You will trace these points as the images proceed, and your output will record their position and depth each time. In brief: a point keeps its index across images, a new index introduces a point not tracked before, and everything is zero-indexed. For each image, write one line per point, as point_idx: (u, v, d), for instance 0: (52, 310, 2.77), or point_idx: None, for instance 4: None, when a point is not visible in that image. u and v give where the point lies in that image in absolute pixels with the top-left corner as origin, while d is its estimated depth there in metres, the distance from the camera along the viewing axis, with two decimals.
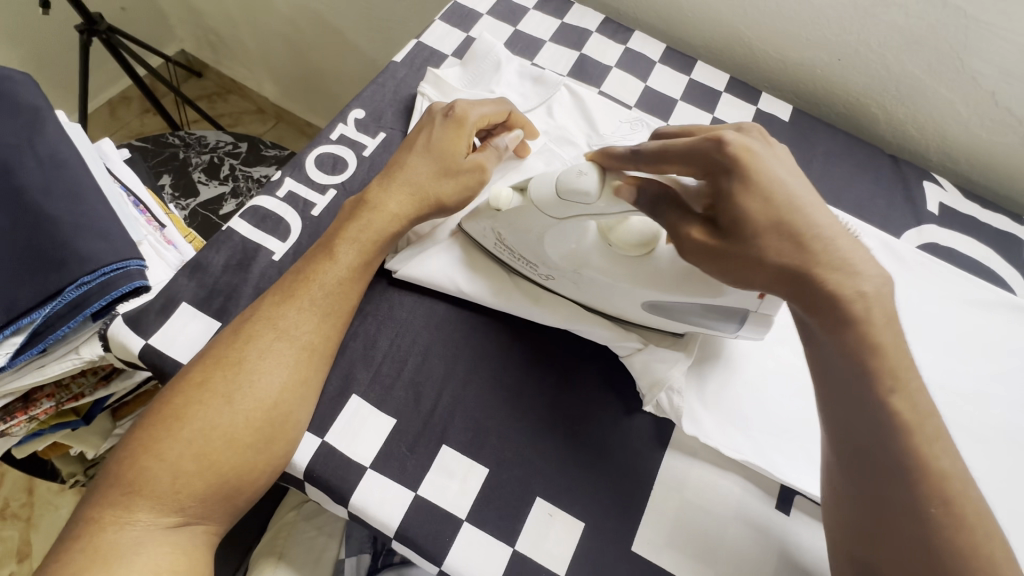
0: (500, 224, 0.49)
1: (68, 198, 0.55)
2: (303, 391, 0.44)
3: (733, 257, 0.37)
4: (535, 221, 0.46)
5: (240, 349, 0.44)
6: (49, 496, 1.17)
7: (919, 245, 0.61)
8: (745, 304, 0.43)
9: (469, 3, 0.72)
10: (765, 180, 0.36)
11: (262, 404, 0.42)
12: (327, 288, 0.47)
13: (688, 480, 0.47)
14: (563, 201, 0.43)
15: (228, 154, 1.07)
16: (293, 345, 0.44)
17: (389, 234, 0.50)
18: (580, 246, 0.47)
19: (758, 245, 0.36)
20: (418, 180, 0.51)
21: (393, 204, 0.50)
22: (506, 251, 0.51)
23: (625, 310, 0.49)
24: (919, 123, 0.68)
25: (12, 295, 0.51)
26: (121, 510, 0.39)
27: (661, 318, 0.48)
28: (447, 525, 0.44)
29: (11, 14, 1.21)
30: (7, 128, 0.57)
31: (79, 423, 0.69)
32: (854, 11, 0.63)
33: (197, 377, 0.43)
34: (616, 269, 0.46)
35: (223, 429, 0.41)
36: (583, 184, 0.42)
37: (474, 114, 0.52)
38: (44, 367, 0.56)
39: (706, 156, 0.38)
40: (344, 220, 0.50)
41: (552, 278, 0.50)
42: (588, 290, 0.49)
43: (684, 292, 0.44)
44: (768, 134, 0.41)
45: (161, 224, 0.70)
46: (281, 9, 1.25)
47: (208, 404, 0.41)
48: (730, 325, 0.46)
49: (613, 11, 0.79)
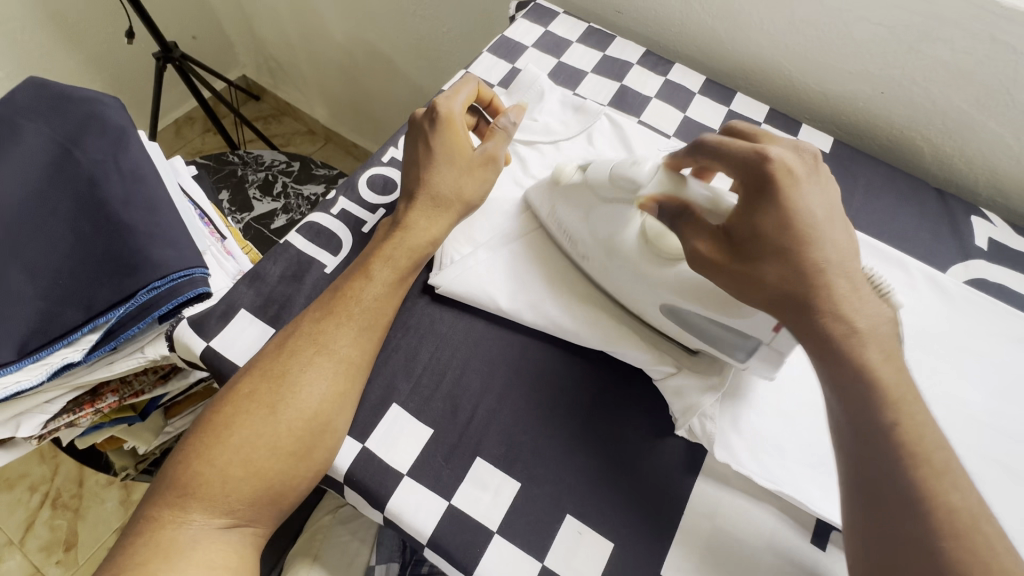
0: (557, 196, 0.55)
1: (146, 210, 0.60)
2: (342, 401, 0.46)
3: (734, 273, 0.41)
4: (584, 195, 0.53)
5: (285, 362, 0.46)
6: (97, 489, 1.24)
7: (966, 280, 0.60)
8: (757, 334, 0.44)
9: (516, 36, 0.75)
10: (789, 211, 0.39)
11: (305, 414, 0.45)
12: (364, 304, 0.49)
13: (719, 508, 0.47)
14: (613, 185, 0.50)
15: (282, 172, 1.15)
16: (334, 358, 0.47)
17: (420, 251, 0.53)
18: (619, 233, 0.51)
19: (761, 268, 0.40)
20: (442, 187, 0.53)
21: (429, 225, 0.53)
22: (560, 232, 0.56)
23: (645, 313, 0.51)
24: (968, 157, 0.67)
25: (91, 296, 0.56)
26: (177, 510, 0.42)
27: (679, 328, 0.49)
28: (479, 536, 0.45)
29: (98, 41, 1.33)
30: (97, 145, 0.63)
31: (135, 420, 0.74)
32: (897, 47, 0.63)
33: (245, 388, 0.46)
34: (646, 262, 0.49)
35: (269, 437, 0.44)
36: (633, 174, 0.48)
37: (455, 107, 0.55)
38: (113, 364, 0.60)
39: (751, 170, 0.41)
40: (381, 241, 0.53)
41: (586, 258, 0.54)
42: (618, 279, 0.52)
43: (697, 301, 0.46)
44: (822, 161, 0.43)
45: (222, 236, 0.75)
46: (337, 37, 1.34)
47: (255, 414, 0.44)
48: (737, 351, 0.46)
49: (654, 44, 0.81)
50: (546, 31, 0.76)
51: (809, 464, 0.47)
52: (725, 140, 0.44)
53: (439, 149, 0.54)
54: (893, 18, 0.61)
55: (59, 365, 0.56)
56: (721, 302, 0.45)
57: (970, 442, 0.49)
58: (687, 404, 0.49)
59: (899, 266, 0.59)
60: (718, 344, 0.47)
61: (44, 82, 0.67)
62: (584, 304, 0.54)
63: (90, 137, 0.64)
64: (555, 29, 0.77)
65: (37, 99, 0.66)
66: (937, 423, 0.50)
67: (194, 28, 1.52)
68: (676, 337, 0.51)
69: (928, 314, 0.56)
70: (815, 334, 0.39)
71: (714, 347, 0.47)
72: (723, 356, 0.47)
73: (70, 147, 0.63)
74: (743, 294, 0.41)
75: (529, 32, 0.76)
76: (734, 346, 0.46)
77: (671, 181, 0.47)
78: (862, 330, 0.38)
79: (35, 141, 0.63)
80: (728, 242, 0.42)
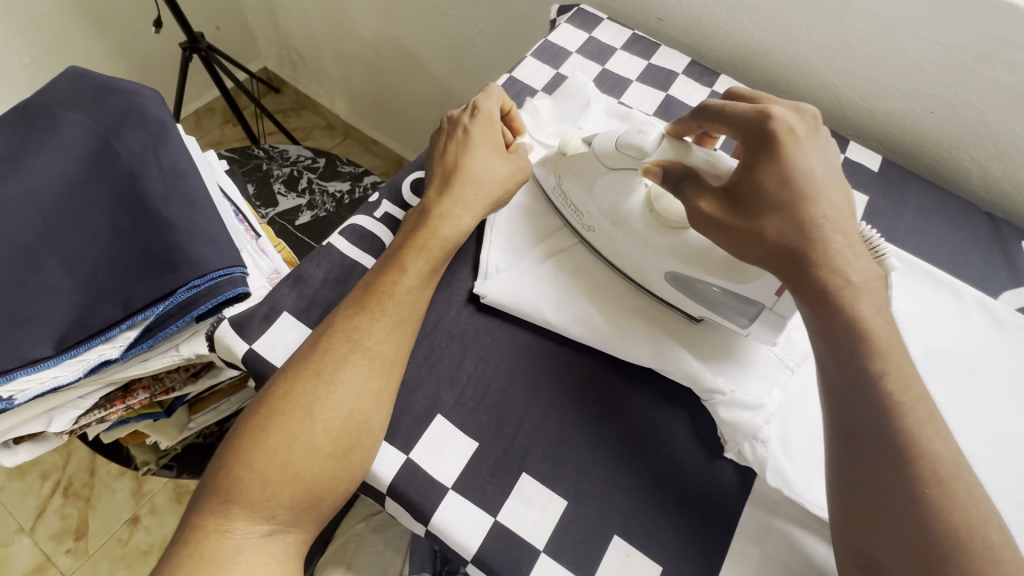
0: (562, 166, 0.56)
1: (185, 206, 0.59)
2: (379, 400, 0.45)
3: (740, 229, 0.43)
4: (590, 167, 0.54)
5: (319, 360, 0.45)
6: (108, 479, 1.23)
7: (1018, 308, 0.59)
8: (761, 299, 0.46)
9: (560, 41, 0.74)
10: (790, 166, 0.42)
11: (340, 414, 0.43)
12: (398, 297, 0.48)
13: (769, 536, 0.46)
14: (620, 152, 0.51)
15: (307, 168, 1.14)
16: (369, 356, 0.45)
17: (452, 241, 0.52)
18: (622, 203, 0.53)
19: (762, 220, 0.42)
20: (483, 176, 0.53)
21: (465, 216, 0.52)
22: (565, 205, 0.56)
23: (648, 278, 0.52)
24: (1018, 181, 0.66)
25: (130, 293, 0.55)
26: (220, 517, 0.41)
27: (680, 294, 0.51)
28: (525, 554, 0.44)
29: (123, 29, 1.33)
30: (137, 138, 0.62)
31: (161, 415, 0.73)
32: (951, 67, 0.62)
33: (280, 387, 0.45)
34: (651, 231, 0.52)
35: (306, 439, 0.42)
36: (640, 141, 0.49)
37: (492, 103, 0.58)
38: (147, 361, 0.60)
39: (752, 128, 0.44)
40: (414, 230, 0.51)
41: (592, 230, 0.55)
42: (622, 250, 0.53)
43: (704, 269, 0.48)
44: (821, 122, 0.46)
45: (256, 233, 0.74)
46: (364, 34, 1.33)
47: (291, 415, 0.43)
48: (740, 319, 0.48)
49: (697, 54, 0.80)
50: (590, 37, 0.75)
51: None
52: (727, 103, 0.47)
53: (479, 135, 0.55)
54: (950, 38, 0.60)
55: (95, 362, 0.55)
56: (725, 265, 0.47)
57: None
58: (739, 427, 0.47)
59: (949, 291, 0.58)
60: (719, 310, 0.49)
61: (84, 72, 0.67)
62: (632, 317, 0.53)
63: (129, 129, 0.63)
64: (599, 35, 0.76)
65: (77, 90, 0.65)
66: (994, 456, 0.49)
67: (218, 19, 1.51)
68: (677, 304, 0.52)
69: (982, 342, 0.55)
70: (811, 290, 0.41)
71: (716, 313, 0.49)
72: (723, 321, 0.49)
73: (109, 139, 0.62)
74: (747, 250, 0.43)
75: (573, 37, 0.75)
76: (735, 311, 0.48)
77: (677, 148, 0.49)
78: (856, 283, 0.41)
79: (74, 132, 0.62)
80: (733, 198, 0.44)
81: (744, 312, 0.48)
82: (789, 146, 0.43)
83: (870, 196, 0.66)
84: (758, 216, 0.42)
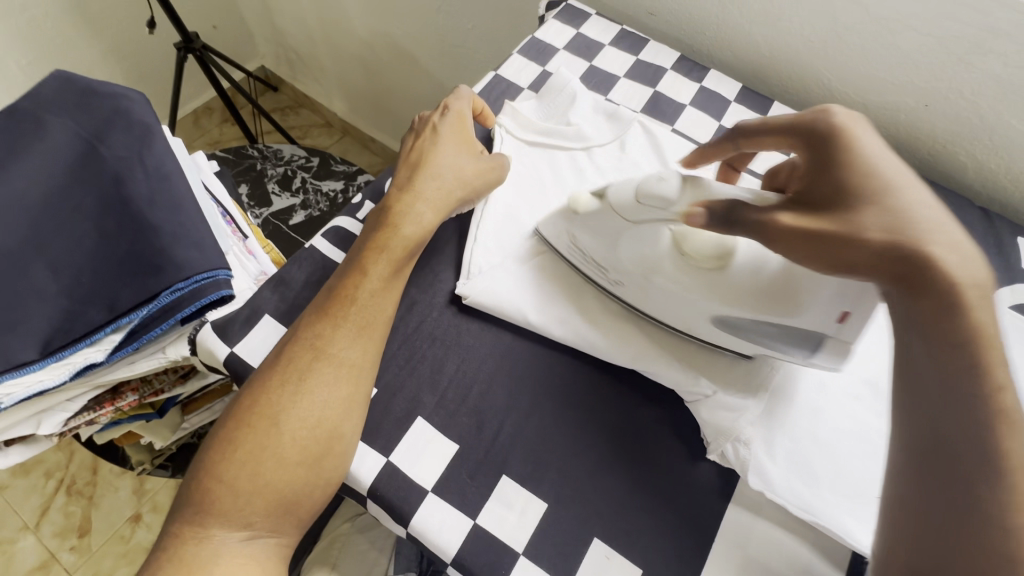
0: (576, 225, 0.50)
1: (171, 209, 0.59)
2: (348, 407, 0.45)
3: (835, 236, 0.37)
4: (611, 224, 0.48)
5: (285, 369, 0.45)
6: (110, 477, 1.25)
7: (1011, 305, 0.58)
8: (821, 328, 0.42)
9: (547, 38, 0.73)
10: (864, 156, 0.39)
11: (307, 422, 0.43)
12: (361, 303, 0.48)
13: (751, 538, 0.46)
14: (640, 204, 0.45)
15: (301, 167, 1.14)
16: (335, 363, 0.45)
17: (414, 241, 0.51)
18: (652, 251, 0.47)
19: (857, 216, 0.37)
20: (447, 171, 0.54)
21: (426, 214, 0.52)
22: (577, 255, 0.53)
23: (692, 325, 0.49)
24: (1014, 175, 0.65)
25: (115, 297, 0.55)
26: (196, 526, 0.42)
27: (729, 336, 0.47)
28: (504, 557, 0.44)
29: (120, 30, 1.33)
30: (122, 141, 0.62)
31: (153, 416, 0.74)
32: (946, 58, 0.60)
33: (247, 399, 0.45)
34: (687, 277, 0.46)
35: (274, 449, 0.43)
36: (661, 190, 0.43)
37: (464, 104, 0.59)
38: (134, 364, 0.60)
39: (806, 132, 0.43)
40: (375, 233, 0.51)
41: (620, 284, 0.51)
42: (661, 300, 0.49)
43: (752, 307, 0.44)
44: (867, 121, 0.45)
45: (244, 234, 0.74)
46: (358, 31, 1.32)
47: (258, 425, 0.43)
48: (801, 350, 0.45)
49: (688, 48, 0.79)
50: (578, 33, 0.74)
51: (847, 494, 0.45)
52: (759, 122, 0.48)
53: (447, 133, 0.56)
54: (944, 29, 0.59)
55: (81, 365, 0.56)
56: (778, 300, 0.43)
57: None
58: (721, 429, 0.47)
59: None
60: (774, 344, 0.46)
61: (71, 76, 0.67)
62: (615, 320, 0.52)
63: (115, 132, 0.63)
64: (586, 30, 0.75)
65: (63, 93, 0.65)
66: None
67: (215, 19, 1.51)
68: (728, 345, 0.49)
69: None
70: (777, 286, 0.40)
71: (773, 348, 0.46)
72: (781, 354, 0.46)
73: (95, 143, 0.62)
74: (844, 261, 0.37)
75: (560, 34, 0.74)
76: (795, 344, 0.45)
77: (701, 188, 0.43)
78: (966, 285, 0.34)
79: (61, 136, 0.62)
80: (813, 205, 0.39)
81: (804, 344, 0.44)
82: (850, 136, 0.40)
83: None
84: (855, 212, 0.37)
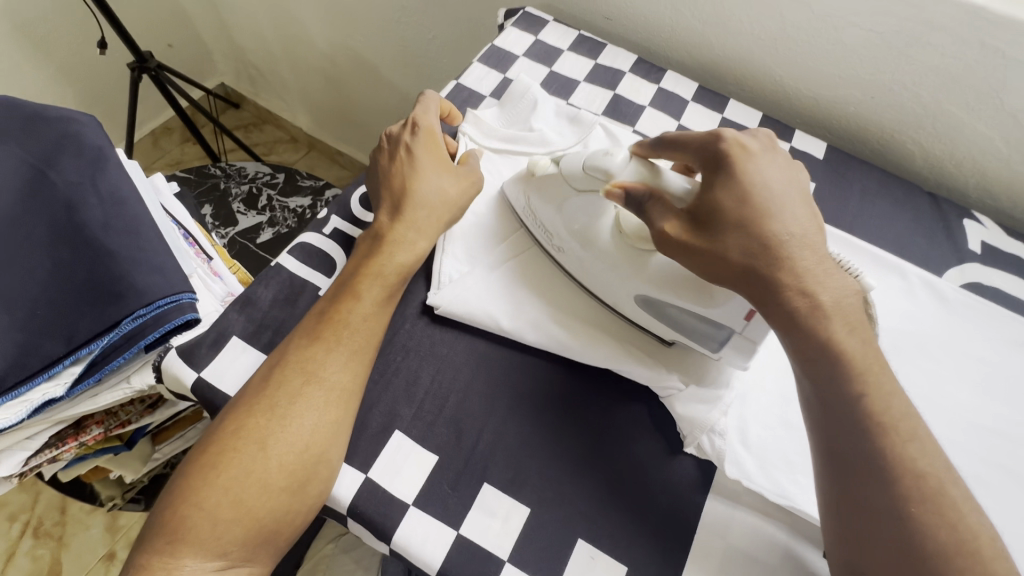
0: (532, 188, 0.55)
1: (128, 234, 0.58)
2: (337, 430, 0.44)
3: (707, 255, 0.42)
4: (558, 188, 0.53)
5: (272, 392, 0.44)
6: (80, 515, 1.20)
7: (961, 284, 0.60)
8: (732, 322, 0.44)
9: (506, 45, 0.74)
10: (747, 183, 0.42)
11: (295, 447, 0.43)
12: (354, 327, 0.47)
13: (732, 528, 0.46)
14: (587, 174, 0.50)
15: (266, 184, 1.12)
16: (325, 386, 0.45)
17: (407, 266, 0.51)
18: (593, 225, 0.52)
19: (722, 240, 0.41)
20: (433, 195, 0.53)
21: (422, 242, 0.52)
22: (530, 218, 0.56)
23: (618, 302, 0.51)
24: (957, 159, 0.68)
25: (73, 328, 0.53)
26: (168, 556, 0.40)
27: (648, 317, 0.50)
28: (490, 566, 0.44)
29: (69, 53, 1.29)
30: (72, 167, 0.60)
31: (121, 448, 0.71)
32: (888, 51, 0.63)
33: (231, 422, 0.44)
34: (620, 254, 0.50)
35: (259, 476, 0.42)
36: (605, 164, 0.48)
37: (432, 118, 0.58)
38: (97, 396, 0.58)
39: (706, 149, 0.45)
40: (364, 258, 0.50)
41: (562, 251, 0.54)
42: (594, 276, 0.52)
43: (672, 292, 0.47)
44: (777, 141, 0.46)
45: (207, 256, 0.73)
46: (320, 46, 1.31)
47: (243, 450, 0.42)
48: (711, 342, 0.46)
49: (645, 50, 0.80)
50: (537, 39, 0.75)
51: None
52: (679, 134, 0.48)
53: (422, 152, 0.55)
54: (883, 25, 0.61)
55: (39, 402, 0.53)
56: (695, 288, 0.46)
57: (978, 449, 0.49)
58: (694, 421, 0.48)
59: (896, 272, 0.59)
60: (691, 335, 0.47)
61: (15, 102, 0.64)
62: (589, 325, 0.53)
63: (65, 158, 0.61)
64: (545, 37, 0.76)
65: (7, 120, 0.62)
66: (945, 430, 0.50)
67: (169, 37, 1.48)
68: (646, 325, 0.51)
69: (927, 319, 0.56)
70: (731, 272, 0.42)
71: (690, 338, 0.47)
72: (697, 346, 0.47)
73: (44, 169, 0.60)
74: (714, 273, 0.42)
75: (519, 41, 0.75)
76: (709, 336, 0.46)
77: (644, 171, 0.46)
78: (825, 305, 0.39)
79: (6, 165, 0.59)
80: (696, 224, 0.43)
81: (714, 338, 0.46)
82: (740, 161, 0.43)
83: (816, 182, 0.67)
84: (723, 241, 0.41)
